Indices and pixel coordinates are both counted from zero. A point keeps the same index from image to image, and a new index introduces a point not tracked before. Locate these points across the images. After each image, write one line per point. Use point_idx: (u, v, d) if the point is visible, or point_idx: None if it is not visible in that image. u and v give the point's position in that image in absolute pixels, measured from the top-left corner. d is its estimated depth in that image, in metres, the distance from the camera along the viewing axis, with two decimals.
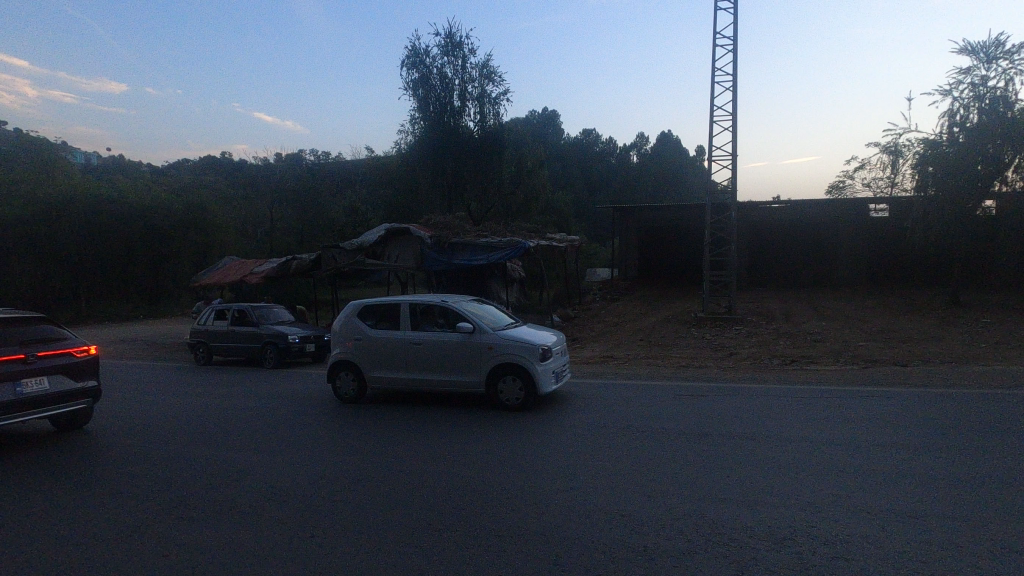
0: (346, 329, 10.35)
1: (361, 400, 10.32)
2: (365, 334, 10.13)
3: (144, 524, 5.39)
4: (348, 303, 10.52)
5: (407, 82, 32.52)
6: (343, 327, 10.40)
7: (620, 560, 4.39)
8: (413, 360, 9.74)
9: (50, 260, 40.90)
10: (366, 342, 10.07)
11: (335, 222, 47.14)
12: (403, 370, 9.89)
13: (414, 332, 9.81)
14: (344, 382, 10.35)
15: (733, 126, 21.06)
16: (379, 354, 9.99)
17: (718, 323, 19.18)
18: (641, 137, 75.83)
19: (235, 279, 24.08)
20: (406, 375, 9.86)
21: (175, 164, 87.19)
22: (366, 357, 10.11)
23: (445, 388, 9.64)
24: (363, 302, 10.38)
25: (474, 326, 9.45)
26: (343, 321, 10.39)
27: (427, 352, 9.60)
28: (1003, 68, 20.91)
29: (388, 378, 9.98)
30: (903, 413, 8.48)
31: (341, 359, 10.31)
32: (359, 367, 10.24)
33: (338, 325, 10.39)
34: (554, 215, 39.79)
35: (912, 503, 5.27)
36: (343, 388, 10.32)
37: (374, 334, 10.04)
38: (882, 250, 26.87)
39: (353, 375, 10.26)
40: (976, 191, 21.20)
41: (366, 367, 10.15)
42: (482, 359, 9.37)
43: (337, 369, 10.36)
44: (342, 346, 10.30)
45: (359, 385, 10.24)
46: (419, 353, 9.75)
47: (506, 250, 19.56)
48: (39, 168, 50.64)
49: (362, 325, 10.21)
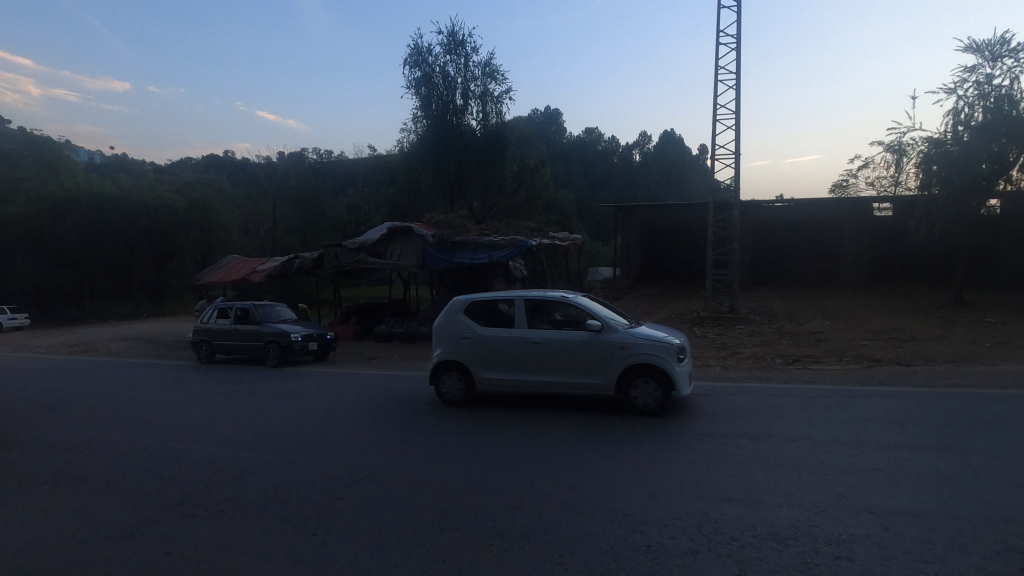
0: (452, 327, 9.59)
1: (467, 403, 9.64)
2: (474, 333, 9.39)
3: (147, 522, 5.41)
4: (452, 299, 9.74)
5: (410, 80, 32.51)
6: (448, 325, 9.65)
7: (623, 560, 4.38)
8: (531, 361, 9.06)
9: (54, 257, 41.03)
10: (477, 341, 9.35)
11: (337, 221, 47.20)
12: (517, 370, 9.22)
13: (534, 330, 9.11)
14: (450, 384, 9.65)
15: (736, 125, 20.99)
16: (493, 354, 9.29)
17: (720, 322, 19.13)
18: (643, 136, 75.73)
19: (238, 277, 24.15)
20: (522, 377, 9.18)
21: (179, 164, 87.53)
22: (474, 357, 9.40)
23: (567, 390, 9.01)
24: (470, 298, 9.62)
25: (602, 323, 8.82)
26: (445, 318, 9.67)
27: (549, 352, 8.91)
28: (1009, 66, 20.81)
29: (502, 380, 9.30)
30: (907, 413, 8.44)
31: (445, 359, 9.60)
32: (465, 367, 9.54)
33: (443, 323, 9.64)
34: (556, 214, 39.77)
35: (916, 504, 5.24)
36: (448, 391, 9.63)
37: (487, 333, 9.30)
38: (886, 249, 26.76)
39: (461, 376, 9.57)
40: (980, 189, 21.11)
41: (476, 367, 9.45)
42: (613, 359, 8.73)
43: (442, 370, 9.67)
44: (448, 344, 9.56)
45: (467, 387, 9.55)
46: (537, 353, 9.07)
47: (508, 249, 19.52)
48: (43, 167, 50.88)
49: (471, 323, 9.46)
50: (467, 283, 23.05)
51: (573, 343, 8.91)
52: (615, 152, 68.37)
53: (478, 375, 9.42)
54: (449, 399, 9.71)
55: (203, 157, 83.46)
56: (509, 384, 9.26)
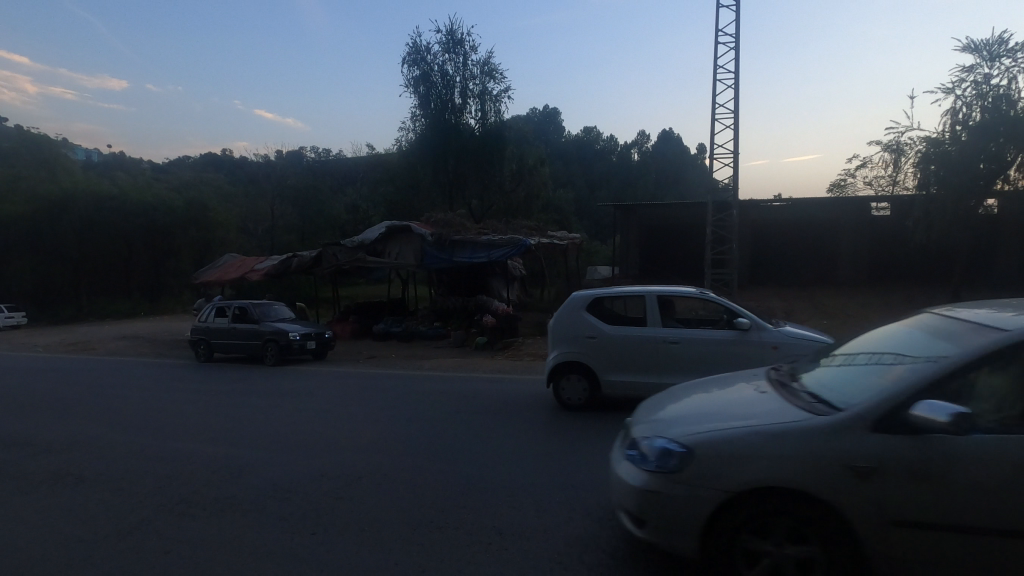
0: (574, 326, 9.10)
1: (590, 407, 9.14)
2: (601, 333, 8.93)
3: (145, 521, 5.39)
4: (571, 296, 9.26)
5: (408, 79, 32.47)
6: (568, 324, 9.14)
7: (622, 559, 4.39)
8: (670, 362, 8.64)
9: (51, 256, 40.94)
10: (606, 340, 8.88)
11: (335, 219, 47.16)
12: (651, 372, 8.77)
13: (668, 329, 8.71)
14: (574, 387, 9.17)
15: (735, 124, 20.99)
16: (622, 354, 8.83)
17: None
18: (642, 135, 75.80)
19: (236, 276, 24.09)
20: (658, 379, 8.74)
21: (177, 162, 87.32)
22: (603, 358, 8.91)
23: None
24: (592, 294, 9.16)
25: (750, 322, 8.50)
26: (569, 318, 9.14)
27: (693, 353, 8.51)
28: (1007, 66, 20.86)
29: (630, 382, 8.83)
30: None
31: (569, 361, 9.07)
32: (591, 369, 9.03)
33: (562, 322, 9.13)
34: (555, 213, 39.81)
35: None
36: (573, 394, 9.14)
37: (617, 332, 8.84)
38: (884, 249, 26.82)
39: (585, 378, 9.07)
40: (978, 189, 21.16)
41: (603, 369, 8.95)
42: (761, 359, 8.42)
43: (563, 372, 9.16)
44: (570, 345, 9.07)
45: (591, 390, 9.05)
46: (677, 354, 8.65)
47: (507, 248, 19.52)
48: (40, 165, 50.68)
49: (597, 322, 8.99)
50: (466, 282, 23.04)
51: (709, 342, 8.57)
52: (613, 152, 68.37)
53: (604, 377, 8.94)
54: (573, 403, 9.22)
55: (201, 155, 83.31)
56: (640, 386, 8.80)
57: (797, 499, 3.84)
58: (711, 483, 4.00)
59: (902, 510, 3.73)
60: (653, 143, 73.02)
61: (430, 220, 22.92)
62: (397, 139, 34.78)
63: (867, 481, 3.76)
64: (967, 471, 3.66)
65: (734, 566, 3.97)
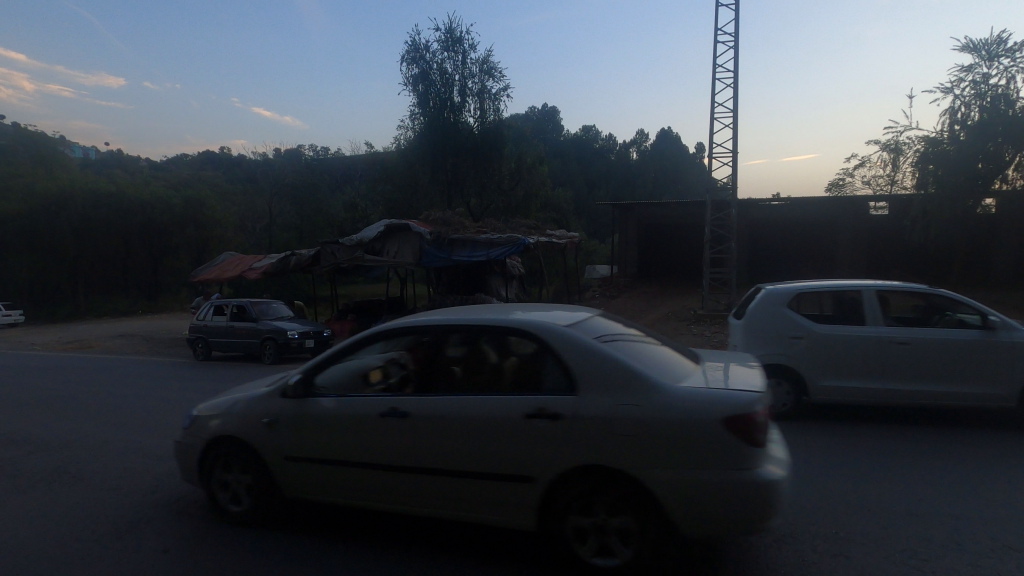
0: (775, 326, 8.21)
1: (792, 419, 8.24)
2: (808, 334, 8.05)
3: (145, 519, 5.40)
4: (765, 292, 8.41)
5: (407, 77, 32.40)
6: (769, 324, 8.27)
7: None
8: (897, 366, 7.68)
9: (48, 253, 40.88)
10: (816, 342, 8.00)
11: (334, 218, 47.17)
12: (875, 378, 7.80)
13: (890, 329, 7.80)
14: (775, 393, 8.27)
15: (734, 123, 21.00)
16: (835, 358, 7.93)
17: (717, 320, 19.21)
18: (640, 134, 76.00)
19: (234, 274, 24.04)
20: (881, 385, 7.78)
21: (176, 160, 87.24)
22: (812, 361, 8.01)
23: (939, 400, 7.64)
24: (792, 291, 8.30)
25: (991, 319, 7.57)
26: (766, 318, 8.28)
27: (928, 353, 7.57)
28: (1005, 66, 20.91)
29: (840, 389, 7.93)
30: (903, 411, 8.50)
31: (769, 366, 8.18)
32: (796, 374, 8.13)
33: (760, 321, 8.28)
34: (554, 212, 39.85)
35: (913, 505, 5.31)
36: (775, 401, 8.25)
37: (831, 332, 7.93)
38: (883, 248, 26.89)
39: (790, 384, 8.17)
40: (976, 189, 21.22)
41: (812, 375, 8.05)
42: (1010, 362, 7.41)
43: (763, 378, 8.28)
44: (770, 346, 8.19)
45: (795, 397, 8.17)
46: (907, 357, 7.67)
47: (506, 246, 19.50)
48: (38, 164, 50.54)
49: (802, 322, 8.12)
50: (465, 281, 23.03)
51: (944, 341, 7.59)
52: (612, 150, 68.51)
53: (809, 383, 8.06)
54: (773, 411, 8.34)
55: (200, 154, 83.27)
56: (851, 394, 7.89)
57: (238, 441, 4.98)
58: (195, 435, 5.17)
59: (307, 454, 4.76)
60: (651, 142, 73.21)
61: (429, 219, 22.90)
62: (396, 137, 34.72)
63: (271, 432, 4.86)
64: (330, 429, 4.66)
65: (212, 492, 5.15)
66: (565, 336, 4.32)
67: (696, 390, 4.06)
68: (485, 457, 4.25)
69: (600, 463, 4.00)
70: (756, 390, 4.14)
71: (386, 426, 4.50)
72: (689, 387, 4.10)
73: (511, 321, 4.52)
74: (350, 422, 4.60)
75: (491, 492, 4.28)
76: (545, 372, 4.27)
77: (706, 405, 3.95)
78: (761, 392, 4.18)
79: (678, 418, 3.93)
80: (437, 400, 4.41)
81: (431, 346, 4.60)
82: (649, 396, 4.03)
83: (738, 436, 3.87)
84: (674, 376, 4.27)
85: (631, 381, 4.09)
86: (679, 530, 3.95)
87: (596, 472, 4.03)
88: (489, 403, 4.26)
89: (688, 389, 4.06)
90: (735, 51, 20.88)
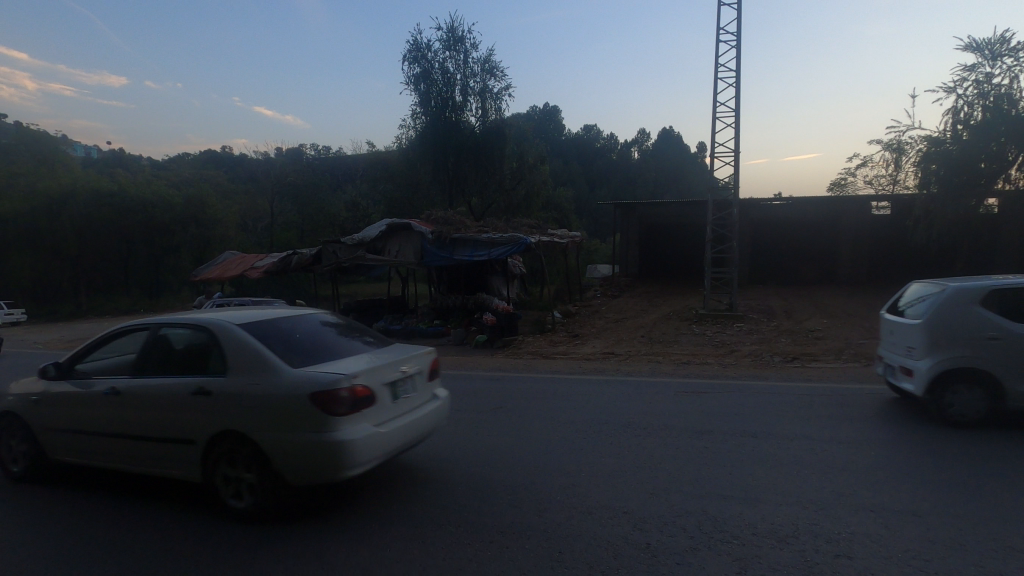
0: (965, 325, 7.60)
1: (984, 426, 7.57)
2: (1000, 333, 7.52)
3: (145, 520, 5.40)
4: (946, 289, 7.83)
5: (408, 76, 32.37)
6: (957, 322, 7.65)
7: (624, 557, 4.38)
8: None
9: (51, 253, 41.07)
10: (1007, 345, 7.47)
11: (336, 218, 47.17)
12: None
13: None
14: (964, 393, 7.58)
15: (736, 123, 20.93)
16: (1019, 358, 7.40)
17: (718, 320, 19.17)
18: (642, 133, 75.93)
19: (236, 273, 24.07)
20: None
21: (178, 160, 87.33)
22: (1011, 364, 7.40)
23: None
24: (981, 288, 7.71)
25: None
26: (955, 316, 7.67)
27: None
28: (1008, 65, 20.83)
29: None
30: (906, 411, 8.44)
31: (958, 369, 7.57)
32: (991, 378, 7.49)
33: (947, 319, 7.66)
34: (555, 211, 39.84)
35: (917, 502, 5.26)
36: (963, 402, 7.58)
37: None
38: (886, 248, 26.82)
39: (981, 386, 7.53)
40: (979, 188, 21.14)
41: (1008, 379, 7.43)
42: None
43: (950, 383, 7.64)
44: (959, 347, 7.58)
45: (989, 404, 7.51)
46: None
47: (508, 246, 19.47)
48: (40, 163, 50.60)
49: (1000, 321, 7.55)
50: (466, 280, 23.03)
51: None
52: (614, 150, 68.45)
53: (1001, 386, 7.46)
54: (957, 417, 7.67)
55: (202, 153, 83.35)
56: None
57: (43, 418, 6.91)
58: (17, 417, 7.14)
59: (79, 426, 6.70)
60: (652, 141, 73.15)
61: (430, 219, 22.90)
62: (397, 137, 34.70)
63: (58, 410, 6.81)
64: (94, 406, 6.60)
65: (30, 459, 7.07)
66: (232, 335, 6.17)
67: (299, 373, 5.84)
68: (174, 424, 6.11)
69: (233, 425, 5.85)
70: (346, 372, 5.88)
71: (193, 401, 6.06)
72: (297, 372, 5.85)
73: (210, 323, 6.40)
74: (99, 400, 6.56)
75: (182, 448, 6.12)
76: (216, 361, 6.14)
77: (298, 385, 5.73)
78: (361, 375, 5.90)
79: (286, 395, 5.69)
80: (151, 384, 6.34)
81: (153, 340, 6.58)
82: (268, 379, 5.85)
83: (320, 407, 5.59)
84: (305, 365, 6.03)
85: (260, 367, 5.89)
86: (283, 473, 5.74)
87: (236, 431, 5.86)
88: (176, 384, 6.19)
89: (301, 373, 5.80)
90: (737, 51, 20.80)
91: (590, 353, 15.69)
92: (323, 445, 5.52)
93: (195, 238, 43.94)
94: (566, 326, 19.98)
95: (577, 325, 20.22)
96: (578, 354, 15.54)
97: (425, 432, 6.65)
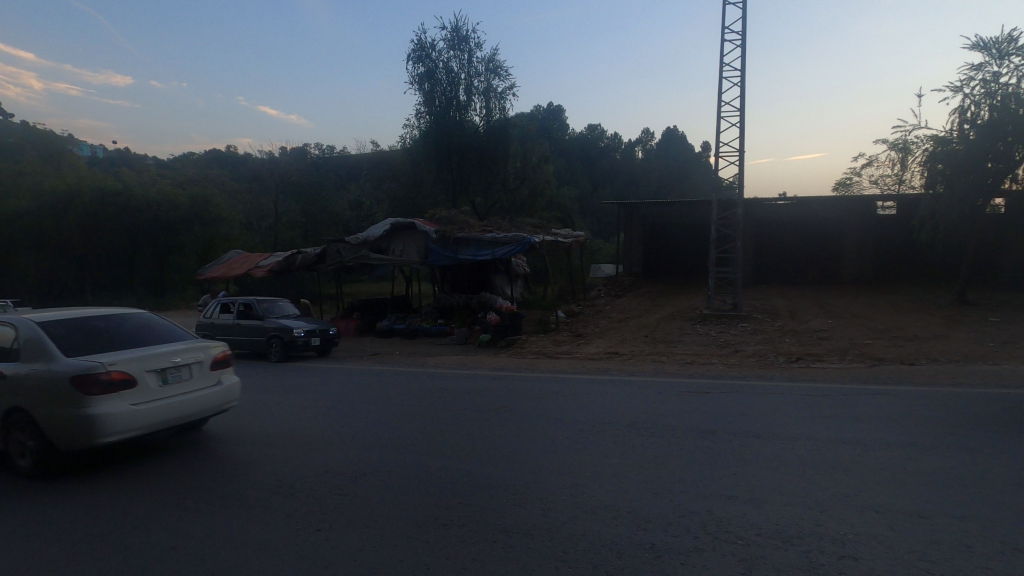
0: None
1: None
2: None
3: (151, 516, 5.43)
4: None
5: (413, 76, 32.38)
6: None
7: (627, 558, 4.38)
8: None
9: (57, 251, 41.34)
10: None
11: (340, 217, 47.27)
12: None
13: None
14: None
15: (741, 122, 20.84)
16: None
17: (722, 319, 19.14)
18: (646, 133, 75.79)
19: (240, 271, 24.14)
20: None
21: (183, 159, 87.65)
22: None
23: None
24: None
25: None
26: None
27: None
28: (1016, 64, 20.69)
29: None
30: (910, 412, 8.41)
31: None
32: None
33: None
34: (558, 211, 39.84)
35: (923, 503, 5.22)
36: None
37: None
38: (890, 248, 26.70)
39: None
40: (985, 188, 20.99)
41: None
42: None
43: None
44: None
45: None
46: None
47: (511, 245, 19.44)
48: (45, 162, 50.81)
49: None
50: (469, 280, 23.04)
51: None
52: (617, 150, 68.38)
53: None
54: None
55: (207, 152, 83.61)
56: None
57: None
58: None
59: None
60: (656, 141, 73.02)
61: (434, 218, 22.91)
62: (401, 136, 34.73)
63: None
64: None
65: None
66: (30, 329, 7.39)
67: (70, 362, 7.03)
68: None
69: (15, 400, 7.06)
70: (108, 361, 7.08)
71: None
72: (68, 361, 7.03)
73: (17, 319, 7.61)
74: None
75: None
76: (14, 350, 7.37)
77: (66, 370, 6.92)
78: (120, 363, 7.17)
79: (55, 378, 6.92)
80: None
81: None
82: (48, 366, 7.02)
83: (76, 388, 6.87)
84: (83, 355, 7.29)
85: (45, 355, 7.13)
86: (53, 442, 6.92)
87: (23, 409, 7.02)
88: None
89: (69, 361, 7.04)
90: (742, 50, 20.71)
91: (594, 352, 15.68)
92: (75, 418, 6.76)
93: (199, 236, 44.13)
94: (570, 326, 19.95)
95: (580, 324, 20.19)
96: (581, 353, 15.55)
97: (204, 411, 7.90)
